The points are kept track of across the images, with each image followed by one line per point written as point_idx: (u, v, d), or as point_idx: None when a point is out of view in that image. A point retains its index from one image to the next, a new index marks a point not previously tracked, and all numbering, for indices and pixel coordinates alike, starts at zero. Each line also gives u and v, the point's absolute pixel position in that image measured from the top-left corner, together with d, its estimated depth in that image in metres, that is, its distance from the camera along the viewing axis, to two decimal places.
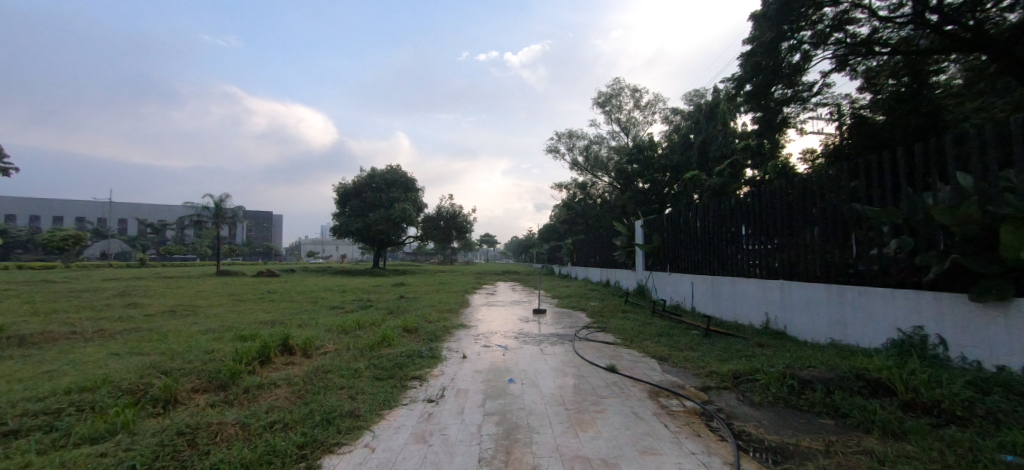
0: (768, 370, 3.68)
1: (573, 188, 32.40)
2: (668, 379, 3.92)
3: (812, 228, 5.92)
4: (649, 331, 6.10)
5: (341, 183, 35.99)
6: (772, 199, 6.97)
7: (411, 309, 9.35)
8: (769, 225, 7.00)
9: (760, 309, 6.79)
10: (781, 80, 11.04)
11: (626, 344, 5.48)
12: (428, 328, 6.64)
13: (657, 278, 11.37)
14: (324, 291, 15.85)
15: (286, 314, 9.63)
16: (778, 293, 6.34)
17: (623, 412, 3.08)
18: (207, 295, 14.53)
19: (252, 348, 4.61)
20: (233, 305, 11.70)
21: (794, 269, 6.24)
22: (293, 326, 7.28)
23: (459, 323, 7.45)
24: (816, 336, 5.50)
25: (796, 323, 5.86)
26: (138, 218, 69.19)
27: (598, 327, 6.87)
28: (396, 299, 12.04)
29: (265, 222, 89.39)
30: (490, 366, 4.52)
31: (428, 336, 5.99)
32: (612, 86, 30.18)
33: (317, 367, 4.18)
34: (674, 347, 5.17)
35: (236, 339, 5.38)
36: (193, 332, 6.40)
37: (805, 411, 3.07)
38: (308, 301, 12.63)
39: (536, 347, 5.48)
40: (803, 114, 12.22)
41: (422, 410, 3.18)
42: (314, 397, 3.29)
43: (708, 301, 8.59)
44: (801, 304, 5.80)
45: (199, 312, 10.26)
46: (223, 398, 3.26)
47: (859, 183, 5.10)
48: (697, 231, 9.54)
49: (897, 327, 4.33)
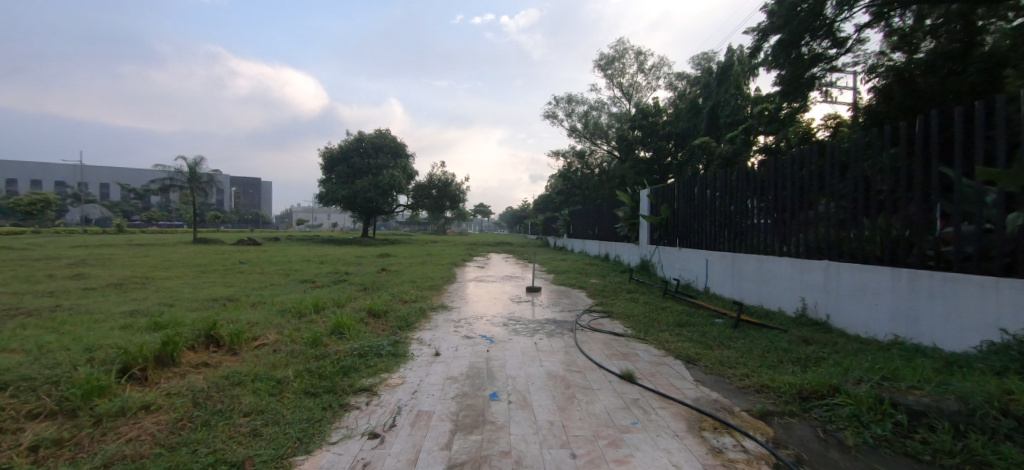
0: (854, 392, 2.64)
1: (570, 157, 30.92)
2: (706, 395, 2.91)
3: (866, 197, 4.79)
4: (666, 319, 5.07)
5: (327, 148, 34.14)
6: (809, 163, 5.78)
7: (388, 285, 8.29)
8: (805, 195, 5.82)
9: (793, 294, 5.74)
10: (811, 31, 9.66)
11: (639, 337, 4.43)
12: (400, 311, 5.56)
13: (665, 253, 10.30)
14: (302, 262, 14.72)
15: (247, 290, 8.52)
16: (818, 276, 5.28)
17: (658, 465, 2.03)
18: (172, 265, 13.35)
19: (151, 343, 3.49)
20: (192, 278, 10.48)
21: (835, 247, 5.18)
22: (243, 307, 6.20)
23: (440, 304, 6.36)
24: (871, 330, 4.49)
25: (844, 313, 4.82)
26: (117, 181, 66.54)
27: (602, 311, 5.84)
28: (375, 273, 10.95)
29: (252, 188, 86.77)
30: (467, 370, 3.44)
31: (397, 322, 4.93)
32: (616, 47, 28.15)
33: (230, 374, 3.06)
34: (700, 343, 4.15)
35: (152, 327, 4.29)
36: (113, 314, 5.30)
37: (933, 466, 2.01)
38: (280, 274, 11.46)
39: (527, 339, 4.44)
40: (830, 75, 10.75)
41: (357, 456, 2.10)
42: (194, 434, 2.16)
43: (725, 281, 7.54)
44: (852, 291, 4.74)
45: (149, 286, 9.14)
46: (51, 435, 2.12)
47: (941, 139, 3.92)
48: (711, 203, 8.42)
49: (1001, 328, 3.29)
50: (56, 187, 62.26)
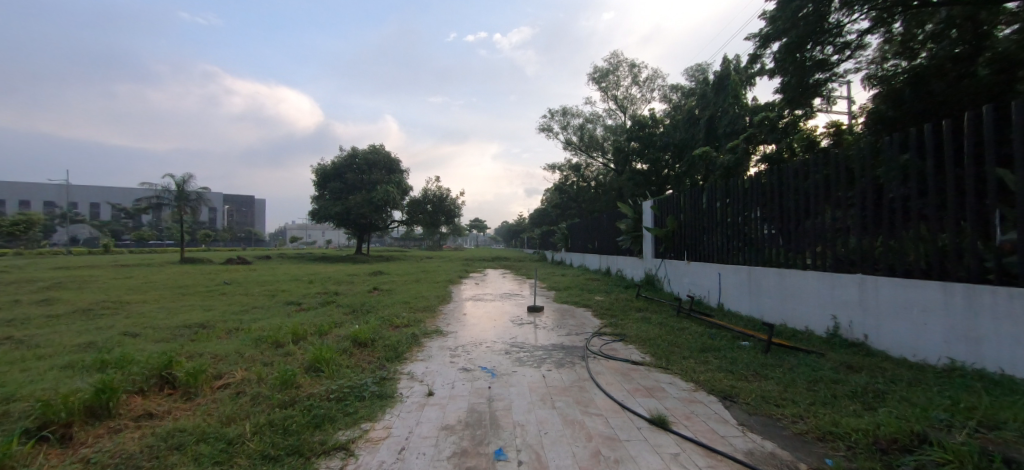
0: (946, 441, 2.11)
1: (566, 170, 30.69)
2: (759, 447, 2.37)
3: (899, 205, 4.34)
4: (687, 343, 4.54)
5: (320, 164, 33.76)
6: (831, 168, 5.34)
7: (379, 307, 7.71)
8: (829, 203, 5.38)
9: (822, 311, 5.23)
10: (812, 39, 9.46)
11: (661, 367, 3.89)
12: (389, 338, 5.00)
13: (672, 267, 9.81)
14: (291, 282, 14.09)
15: (227, 314, 7.92)
16: (851, 291, 4.79)
17: None
18: (152, 288, 12.68)
19: (84, 391, 2.94)
20: (169, 302, 9.83)
21: (868, 260, 4.71)
22: (216, 336, 5.62)
23: (434, 329, 5.79)
24: (919, 353, 3.96)
25: (885, 334, 4.31)
26: (107, 201, 65.55)
27: (612, 334, 5.31)
28: (366, 293, 10.37)
29: (246, 206, 85.90)
30: (466, 415, 2.87)
31: (385, 352, 4.37)
32: (609, 61, 28.24)
33: (172, 431, 2.50)
34: (732, 373, 3.62)
35: (97, 366, 3.71)
36: (63, 349, 4.69)
37: None
38: (265, 295, 10.83)
39: (533, 370, 3.89)
40: (833, 82, 10.42)
41: None
42: None
43: (742, 297, 7.03)
44: (893, 309, 4.25)
45: (121, 311, 8.51)
46: None
47: (990, 137, 3.46)
48: (721, 214, 7.98)
49: None
50: (44, 207, 61.07)
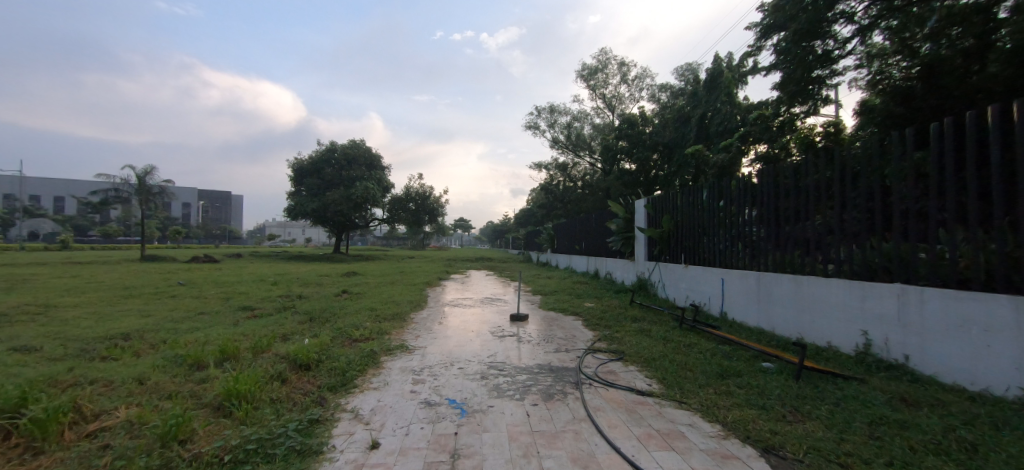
0: None
1: (553, 169, 30.03)
2: None
3: (947, 205, 3.66)
4: (699, 366, 3.78)
5: (296, 159, 32.32)
6: (859, 159, 4.61)
7: (341, 315, 6.76)
8: (856, 199, 4.65)
9: (849, 326, 4.56)
10: (817, 28, 8.88)
11: (674, 401, 3.11)
12: (340, 357, 4.10)
13: (667, 271, 9.13)
14: (254, 283, 12.90)
15: (163, 322, 6.83)
16: (887, 303, 4.11)
17: None
18: (91, 289, 11.32)
19: None
20: (100, 306, 8.59)
21: (909, 267, 4.01)
22: (128, 353, 4.59)
23: (398, 344, 4.89)
24: (978, 379, 3.30)
25: (932, 356, 3.65)
26: (69, 194, 62.03)
27: (609, 351, 4.54)
28: (333, 297, 9.36)
29: (221, 202, 82.76)
30: None
31: (328, 378, 3.48)
32: (598, 58, 27.65)
33: None
34: (765, 410, 2.87)
35: None
36: None
37: None
38: (218, 298, 9.69)
39: (517, 404, 3.06)
40: (835, 77, 9.87)
41: None
42: None
43: (749, 305, 6.37)
44: (942, 327, 3.58)
45: (36, 317, 7.33)
46: None
47: None
48: (722, 213, 7.29)
49: None
50: (1, 199, 57.59)
